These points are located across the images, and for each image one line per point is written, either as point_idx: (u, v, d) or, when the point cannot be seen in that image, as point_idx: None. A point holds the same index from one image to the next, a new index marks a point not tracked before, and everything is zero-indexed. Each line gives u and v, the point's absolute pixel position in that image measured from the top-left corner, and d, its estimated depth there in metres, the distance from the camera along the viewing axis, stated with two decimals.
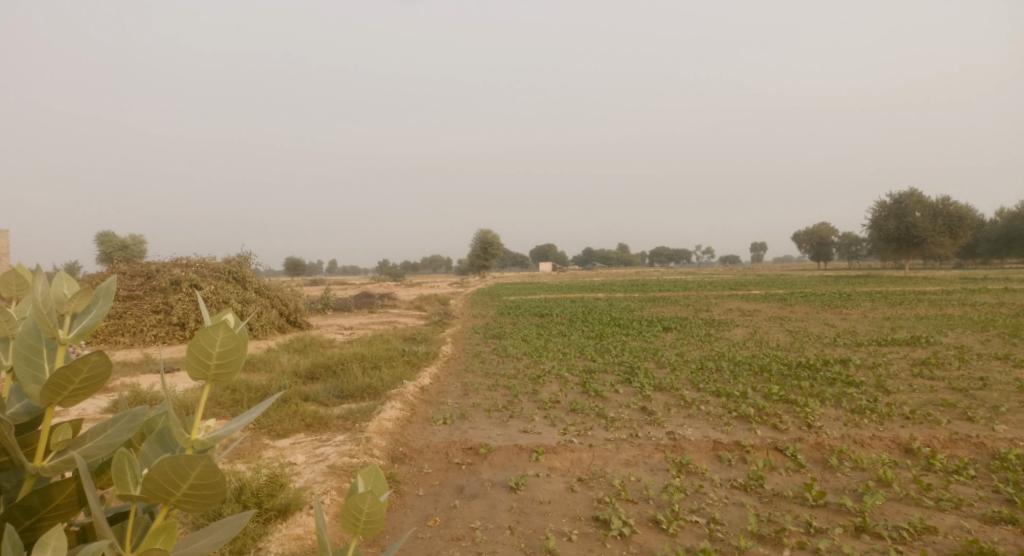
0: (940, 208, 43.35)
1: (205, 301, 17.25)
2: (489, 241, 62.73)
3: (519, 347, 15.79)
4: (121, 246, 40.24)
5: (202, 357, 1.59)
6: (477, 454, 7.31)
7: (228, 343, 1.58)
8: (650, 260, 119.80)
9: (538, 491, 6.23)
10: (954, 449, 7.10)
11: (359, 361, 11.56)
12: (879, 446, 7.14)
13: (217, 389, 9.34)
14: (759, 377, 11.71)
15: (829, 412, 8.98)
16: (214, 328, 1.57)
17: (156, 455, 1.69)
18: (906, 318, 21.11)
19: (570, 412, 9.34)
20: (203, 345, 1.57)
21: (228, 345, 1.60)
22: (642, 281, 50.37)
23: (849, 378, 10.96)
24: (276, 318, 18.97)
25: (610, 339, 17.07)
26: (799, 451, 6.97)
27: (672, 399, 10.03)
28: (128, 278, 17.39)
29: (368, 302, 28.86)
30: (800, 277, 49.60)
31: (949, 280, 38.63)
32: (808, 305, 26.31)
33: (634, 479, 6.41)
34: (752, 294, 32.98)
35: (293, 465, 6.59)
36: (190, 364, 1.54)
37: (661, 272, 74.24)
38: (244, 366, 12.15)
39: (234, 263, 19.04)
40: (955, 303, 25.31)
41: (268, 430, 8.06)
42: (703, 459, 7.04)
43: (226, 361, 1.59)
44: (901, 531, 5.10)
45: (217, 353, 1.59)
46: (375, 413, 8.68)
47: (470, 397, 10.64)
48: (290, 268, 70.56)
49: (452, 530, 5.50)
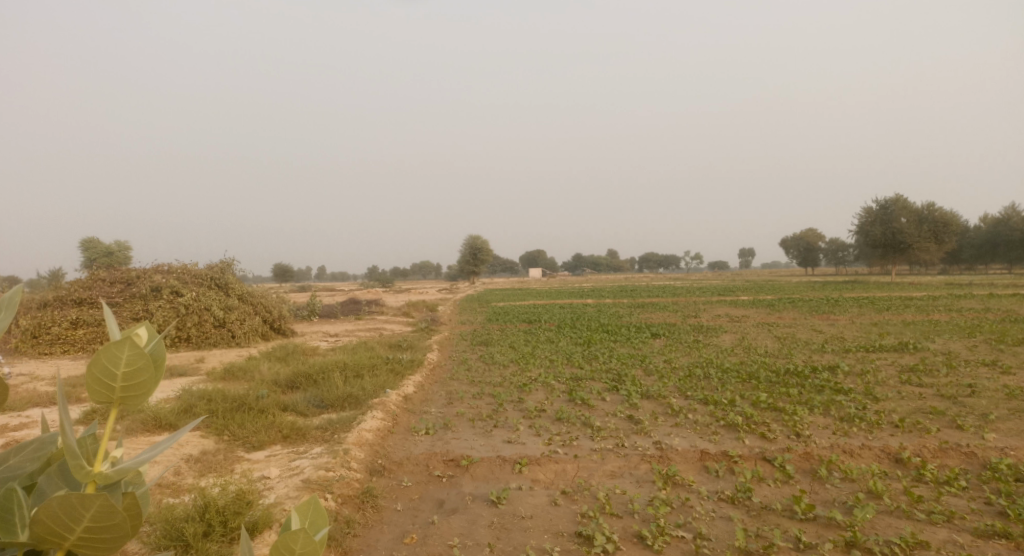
0: (926, 213, 43.59)
1: (186, 308, 16.97)
2: (478, 248, 62.44)
3: (505, 355, 15.59)
4: (105, 253, 39.71)
5: (108, 374, 1.59)
6: (459, 466, 7.10)
7: (135, 359, 1.58)
8: (639, 266, 120.04)
9: (520, 506, 6.04)
10: (945, 458, 6.96)
11: (340, 369, 11.33)
12: (869, 456, 6.99)
13: (193, 399, 9.10)
14: (748, 384, 11.56)
15: (818, 420, 8.84)
16: (122, 344, 1.57)
17: (56, 490, 1.73)
18: (893, 324, 21.07)
19: (555, 421, 9.14)
20: (110, 359, 1.57)
21: (136, 364, 1.59)
22: (631, 287, 50.25)
23: (837, 386, 10.83)
24: (259, 325, 18.69)
25: (598, 345, 16.91)
26: (788, 461, 6.82)
27: (659, 408, 9.87)
28: (107, 285, 17.10)
29: (355, 308, 28.55)
30: (788, 283, 49.64)
31: (935, 285, 38.80)
32: (797, 311, 26.22)
33: (619, 492, 6.23)
34: (740, 300, 32.92)
35: (267, 480, 6.37)
36: (93, 376, 1.54)
37: (650, 279, 74.27)
38: (223, 375, 11.89)
39: (216, 269, 18.74)
40: (942, 309, 25.34)
41: (242, 442, 7.83)
42: (690, 470, 6.86)
43: (133, 378, 1.59)
44: (893, 546, 4.95)
45: (123, 371, 1.59)
46: (355, 424, 8.46)
47: (454, 406, 10.43)
48: (278, 275, 70.12)
49: (429, 547, 5.30)
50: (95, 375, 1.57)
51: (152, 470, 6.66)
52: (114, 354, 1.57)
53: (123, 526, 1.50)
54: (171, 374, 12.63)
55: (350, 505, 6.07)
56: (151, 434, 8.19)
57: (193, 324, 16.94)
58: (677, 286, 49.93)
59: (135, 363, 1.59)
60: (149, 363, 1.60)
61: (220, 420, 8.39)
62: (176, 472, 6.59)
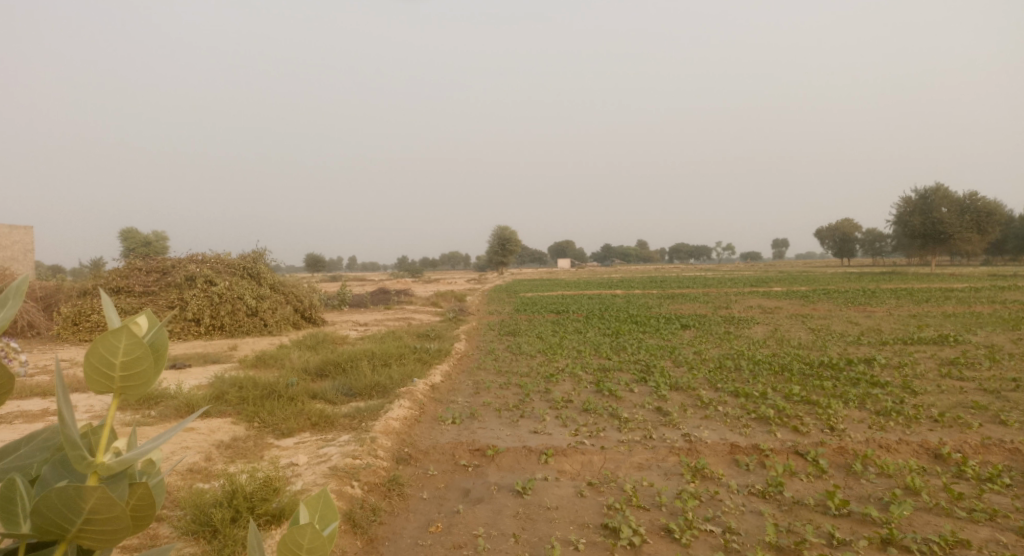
0: (968, 203, 42.30)
1: (219, 296, 17.25)
2: (507, 238, 62.45)
3: (533, 345, 15.55)
4: (144, 243, 40.63)
5: (106, 365, 1.59)
6: (485, 456, 7.07)
7: (132, 349, 1.58)
8: (669, 257, 118.94)
9: (545, 496, 5.98)
10: (986, 455, 6.72)
11: (368, 358, 11.39)
12: (906, 452, 6.78)
13: (224, 386, 9.23)
14: (780, 377, 11.35)
15: (853, 413, 8.61)
16: (119, 333, 1.58)
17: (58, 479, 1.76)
18: (932, 316, 20.52)
19: (582, 412, 9.06)
20: (107, 349, 1.57)
21: (134, 353, 1.59)
22: (661, 278, 49.76)
23: (873, 379, 10.56)
24: (291, 314, 18.92)
25: (627, 336, 16.77)
26: (821, 456, 6.65)
27: (689, 400, 9.73)
28: (144, 274, 17.47)
29: (385, 298, 28.77)
30: (822, 273, 48.70)
31: (976, 277, 37.71)
32: (831, 303, 25.72)
33: (646, 484, 6.13)
34: (773, 291, 32.41)
35: (295, 467, 6.41)
36: (91, 365, 1.55)
37: (680, 270, 73.54)
38: (255, 363, 12.04)
39: (248, 259, 19.01)
40: (984, 301, 24.60)
41: (272, 429, 7.90)
42: (720, 463, 6.74)
43: (131, 368, 1.59)
44: (931, 545, 4.77)
45: (121, 361, 1.59)
46: (382, 412, 8.49)
47: (481, 396, 10.41)
48: (310, 265, 71.06)
49: (454, 537, 5.28)
50: (94, 364, 1.58)
51: (184, 455, 6.76)
52: (112, 343, 1.58)
53: (123, 518, 1.53)
54: (204, 362, 12.85)
55: (376, 493, 6.07)
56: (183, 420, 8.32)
57: (226, 312, 17.22)
58: (707, 277, 49.32)
59: (133, 353, 1.60)
60: (147, 351, 1.60)
61: (251, 406, 8.48)
62: (206, 458, 6.67)
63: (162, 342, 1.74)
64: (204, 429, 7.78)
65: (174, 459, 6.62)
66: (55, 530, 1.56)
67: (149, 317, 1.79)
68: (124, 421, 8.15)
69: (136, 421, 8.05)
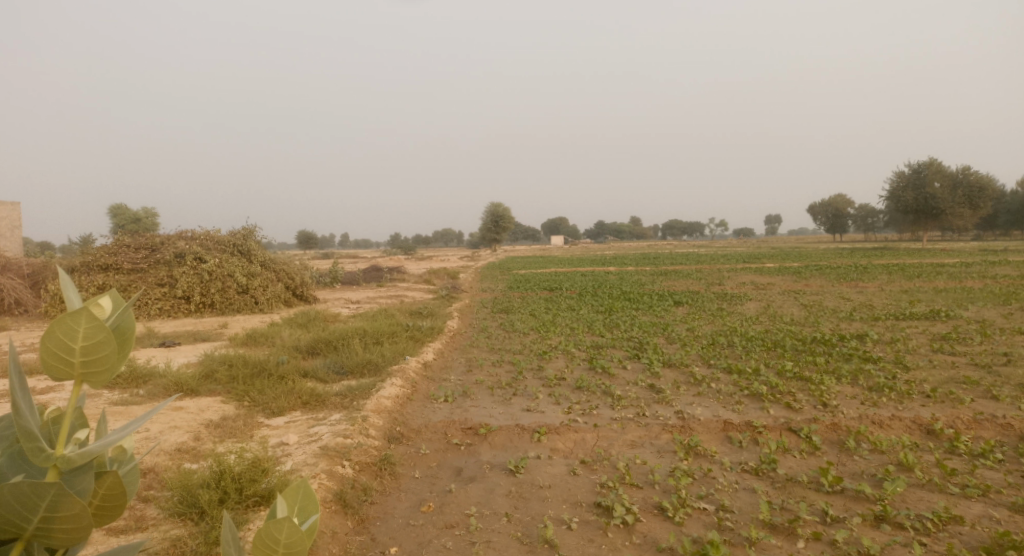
0: (961, 178, 42.30)
1: (209, 274, 17.09)
2: (500, 215, 62.17)
3: (527, 322, 15.49)
4: (133, 220, 40.18)
5: (65, 346, 1.67)
6: (477, 434, 7.02)
7: (92, 334, 1.66)
8: (662, 233, 118.93)
9: (538, 475, 5.95)
10: (979, 430, 6.73)
11: (360, 336, 11.29)
12: (899, 427, 6.77)
13: (214, 364, 9.13)
14: (773, 353, 11.34)
15: (845, 389, 8.61)
16: (80, 317, 1.66)
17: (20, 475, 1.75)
18: (924, 291, 20.59)
19: (575, 389, 9.02)
20: (67, 330, 1.65)
21: (93, 337, 1.68)
22: (654, 254, 49.74)
23: (866, 354, 10.57)
24: (282, 291, 18.76)
25: (620, 313, 16.73)
26: (814, 432, 6.64)
27: (681, 376, 9.71)
28: (132, 251, 17.24)
29: (377, 275, 28.60)
30: (815, 249, 48.73)
31: (967, 252, 37.88)
32: (823, 278, 25.76)
33: (639, 462, 6.10)
34: (766, 267, 32.42)
35: (285, 446, 6.35)
36: (50, 346, 1.63)
37: (673, 246, 73.54)
38: (245, 341, 11.93)
39: (239, 236, 18.79)
40: (974, 276, 24.71)
41: (262, 408, 7.83)
42: (713, 441, 6.72)
43: (91, 351, 1.68)
44: (926, 521, 4.76)
45: (81, 343, 1.68)
46: (374, 391, 8.42)
47: (473, 374, 10.36)
48: (301, 242, 70.66)
49: (446, 517, 5.23)
50: (54, 345, 1.66)
51: (172, 436, 6.68)
52: (72, 326, 1.66)
53: (81, 514, 1.54)
54: (194, 340, 12.74)
55: (368, 472, 6.02)
56: (173, 399, 8.24)
57: (216, 290, 17.07)
58: (700, 253, 49.32)
59: (94, 336, 1.68)
60: (108, 336, 1.69)
61: (240, 385, 8.41)
62: (195, 438, 6.59)
63: (126, 325, 1.83)
64: (194, 408, 7.70)
65: (162, 439, 6.54)
66: (11, 529, 1.56)
67: (113, 300, 1.87)
68: (112, 400, 8.06)
69: (124, 400, 7.97)
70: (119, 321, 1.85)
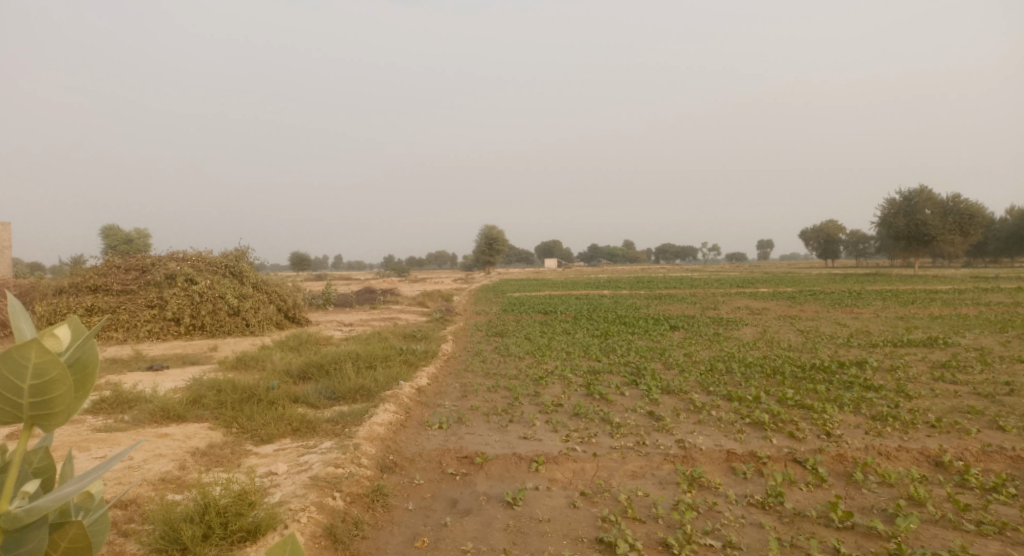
0: (951, 205, 42.53)
1: (200, 295, 16.87)
2: (494, 238, 62.09)
3: (522, 346, 15.28)
4: (126, 240, 39.89)
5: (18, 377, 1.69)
6: (473, 464, 6.79)
7: (46, 368, 1.69)
8: (656, 257, 119.19)
9: (537, 507, 5.74)
10: (988, 462, 6.56)
11: (352, 360, 11.04)
12: (906, 459, 6.59)
13: (203, 389, 8.89)
14: (772, 380, 11.17)
15: (848, 418, 8.44)
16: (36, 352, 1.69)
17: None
18: (920, 318, 20.50)
19: (573, 417, 8.81)
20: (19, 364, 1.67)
21: (47, 373, 1.71)
22: (648, 278, 49.61)
23: (867, 382, 10.41)
24: (274, 313, 18.48)
25: (616, 338, 16.56)
26: (820, 463, 6.45)
27: (681, 403, 9.51)
28: (122, 272, 17.01)
29: (370, 297, 28.36)
30: (808, 275, 48.67)
31: (958, 278, 37.97)
32: (818, 304, 25.66)
33: (641, 494, 5.89)
34: (760, 292, 32.36)
35: (274, 476, 6.11)
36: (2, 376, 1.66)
37: (666, 271, 73.58)
38: (235, 365, 11.68)
39: (231, 257, 18.62)
40: (969, 303, 24.64)
41: (251, 435, 7.59)
42: (716, 471, 6.51)
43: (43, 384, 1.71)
44: None
45: (34, 378, 1.70)
46: (367, 417, 8.19)
47: (468, 400, 10.13)
48: (295, 263, 70.31)
49: (441, 552, 5.01)
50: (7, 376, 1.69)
51: (157, 464, 6.43)
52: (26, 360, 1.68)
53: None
54: (183, 363, 12.48)
55: (360, 504, 5.79)
56: (158, 425, 7.98)
57: (207, 312, 16.83)
58: (694, 277, 49.27)
59: (47, 373, 1.71)
60: (61, 373, 1.72)
61: (229, 411, 8.17)
62: (180, 467, 6.35)
63: (87, 363, 1.86)
64: (180, 435, 7.46)
65: (146, 468, 6.30)
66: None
67: (73, 333, 1.90)
68: (96, 426, 7.83)
69: (108, 426, 7.73)
70: (79, 356, 1.88)
